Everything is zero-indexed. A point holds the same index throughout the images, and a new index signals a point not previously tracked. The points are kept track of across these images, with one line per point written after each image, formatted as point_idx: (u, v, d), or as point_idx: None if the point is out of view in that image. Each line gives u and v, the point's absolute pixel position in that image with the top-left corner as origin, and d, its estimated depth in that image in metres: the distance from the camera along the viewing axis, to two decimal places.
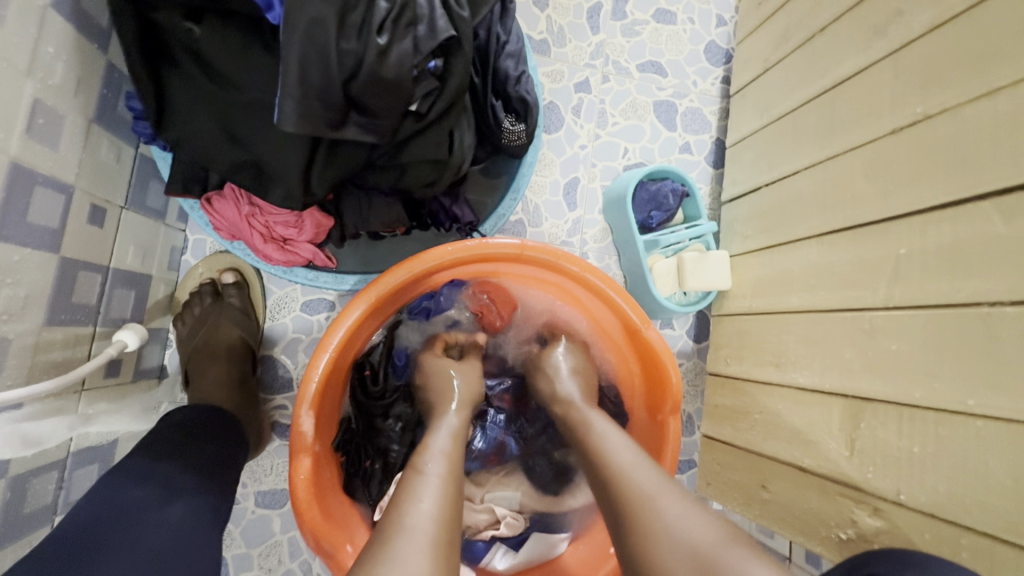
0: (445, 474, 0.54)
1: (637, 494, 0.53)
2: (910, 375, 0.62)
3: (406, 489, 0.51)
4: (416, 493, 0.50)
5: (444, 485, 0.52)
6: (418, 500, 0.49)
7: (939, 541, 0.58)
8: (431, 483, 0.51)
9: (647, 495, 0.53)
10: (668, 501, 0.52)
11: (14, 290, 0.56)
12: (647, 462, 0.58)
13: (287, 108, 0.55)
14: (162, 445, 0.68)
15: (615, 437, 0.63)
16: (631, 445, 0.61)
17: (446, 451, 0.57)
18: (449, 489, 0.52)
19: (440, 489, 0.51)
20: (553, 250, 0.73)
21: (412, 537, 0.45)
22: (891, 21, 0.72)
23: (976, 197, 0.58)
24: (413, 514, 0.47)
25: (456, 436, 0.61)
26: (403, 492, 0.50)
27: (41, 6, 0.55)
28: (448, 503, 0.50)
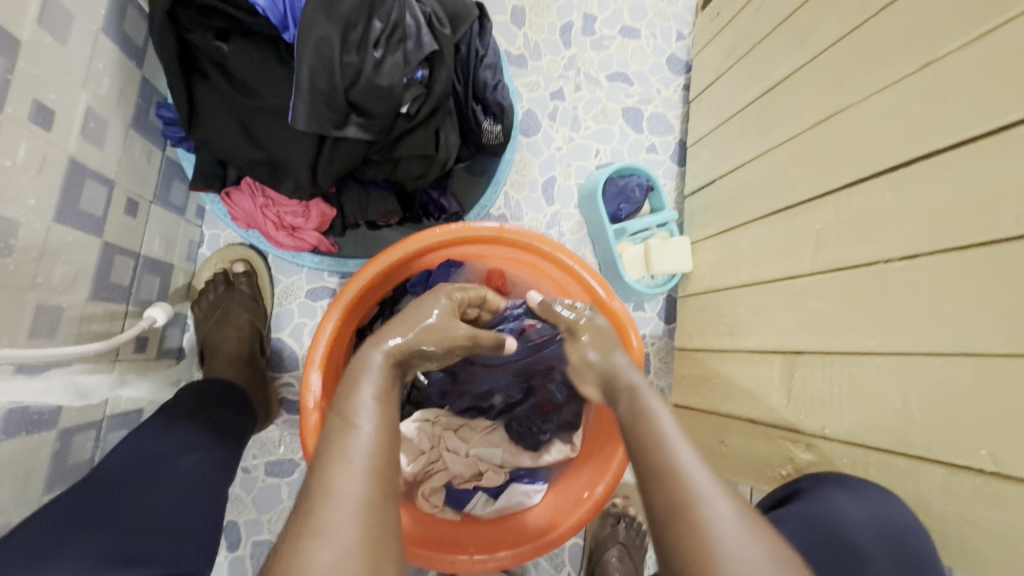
0: (381, 430, 0.51)
1: (684, 495, 0.45)
2: (831, 328, 0.73)
3: (340, 442, 0.49)
4: (347, 450, 0.47)
5: (378, 441, 0.49)
6: (347, 458, 0.47)
7: (855, 465, 0.69)
8: (364, 440, 0.48)
9: (693, 496, 0.45)
10: (715, 508, 0.44)
11: (67, 266, 0.67)
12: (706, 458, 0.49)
13: (300, 111, 0.66)
14: (180, 406, 0.78)
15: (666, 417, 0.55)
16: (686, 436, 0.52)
17: (381, 403, 0.53)
18: (385, 443, 0.49)
19: (374, 445, 0.48)
20: (526, 233, 0.84)
21: (340, 503, 0.43)
22: (810, 33, 0.84)
23: (872, 175, 0.70)
24: (344, 477, 0.45)
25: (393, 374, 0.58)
26: (334, 450, 0.48)
27: (94, 30, 0.66)
28: (383, 457, 0.48)
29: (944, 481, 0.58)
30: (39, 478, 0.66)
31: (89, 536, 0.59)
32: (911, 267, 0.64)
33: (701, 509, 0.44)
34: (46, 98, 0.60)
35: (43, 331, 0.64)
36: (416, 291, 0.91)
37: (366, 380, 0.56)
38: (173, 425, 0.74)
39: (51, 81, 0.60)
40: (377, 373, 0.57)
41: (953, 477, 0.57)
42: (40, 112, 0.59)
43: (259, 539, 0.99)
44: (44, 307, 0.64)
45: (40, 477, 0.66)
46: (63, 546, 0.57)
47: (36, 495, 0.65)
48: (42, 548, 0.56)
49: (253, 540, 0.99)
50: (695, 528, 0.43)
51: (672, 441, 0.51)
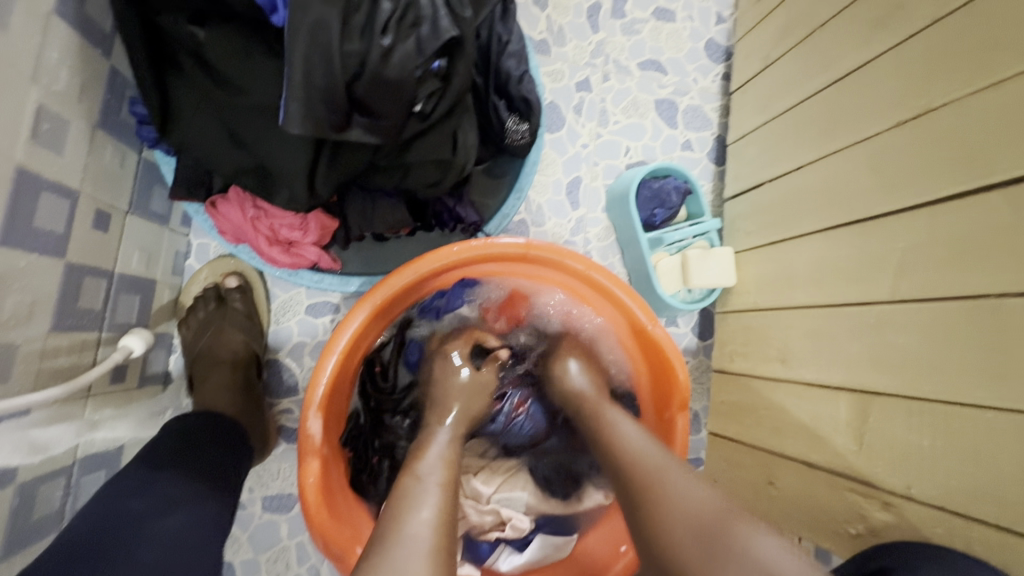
0: (443, 485, 0.52)
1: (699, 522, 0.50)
2: (919, 369, 0.62)
3: (407, 497, 0.50)
4: (415, 500, 0.49)
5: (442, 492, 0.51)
6: (418, 509, 0.48)
7: (949, 535, 0.58)
8: (431, 489, 0.51)
9: (714, 520, 0.50)
10: (741, 524, 0.49)
11: (20, 296, 0.56)
12: (694, 477, 0.56)
13: (292, 110, 0.55)
14: (163, 453, 0.67)
15: (654, 452, 0.60)
16: (674, 461, 0.58)
17: (444, 461, 0.56)
18: (445, 494, 0.51)
19: (439, 498, 0.50)
20: (555, 249, 0.73)
21: (414, 548, 0.44)
22: (892, 14, 0.72)
23: (981, 189, 0.58)
24: (414, 524, 0.46)
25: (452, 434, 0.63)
26: (399, 502, 0.49)
27: (45, 12, 0.55)
28: (447, 511, 0.49)
29: None
30: None
31: None
32: None
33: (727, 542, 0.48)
34: None
35: None
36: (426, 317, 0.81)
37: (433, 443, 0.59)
38: (155, 478, 0.64)
39: None
40: (442, 438, 0.61)
41: None
42: None
43: None
44: None
45: None
46: None
47: None
48: None
49: None
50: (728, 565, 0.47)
51: (661, 469, 0.57)
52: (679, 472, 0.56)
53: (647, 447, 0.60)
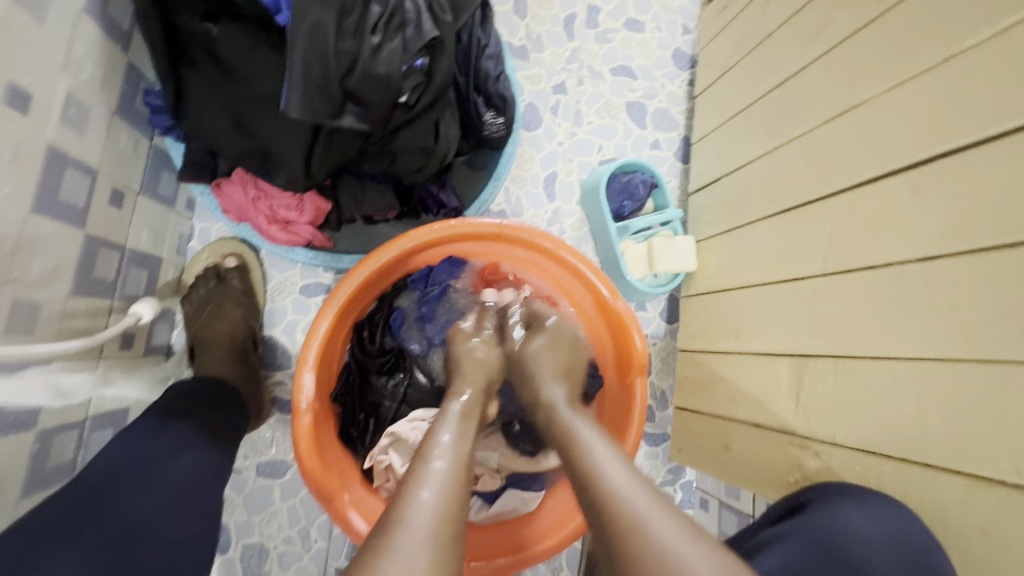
0: (450, 469, 0.53)
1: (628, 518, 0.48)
2: (841, 331, 0.71)
3: (413, 477, 0.51)
4: (418, 483, 0.50)
5: (449, 476, 0.52)
6: (420, 491, 0.49)
7: (865, 474, 0.66)
8: (437, 473, 0.51)
9: (636, 520, 0.47)
10: (663, 525, 0.47)
11: (46, 259, 0.63)
12: (636, 475, 0.53)
13: (293, 99, 0.63)
14: (171, 406, 0.74)
15: (603, 449, 0.57)
16: (620, 458, 0.56)
17: (454, 446, 0.56)
18: (455, 477, 0.52)
19: (444, 480, 0.50)
20: (527, 229, 0.81)
21: (412, 532, 0.45)
22: (822, 25, 0.82)
23: (888, 174, 0.68)
24: (414, 508, 0.47)
25: (467, 415, 0.63)
26: (407, 483, 0.50)
27: (75, 11, 0.63)
28: (455, 494, 0.50)
29: (962, 492, 0.56)
30: (15, 482, 0.62)
31: (72, 543, 0.55)
32: (929, 269, 0.61)
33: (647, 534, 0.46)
34: (22, 81, 0.57)
35: (19, 327, 0.61)
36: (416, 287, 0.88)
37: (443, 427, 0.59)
38: (165, 426, 0.71)
39: (27, 63, 0.57)
40: (451, 416, 0.61)
41: (972, 490, 0.55)
42: (15, 96, 0.56)
43: (249, 542, 0.97)
44: (21, 302, 0.60)
45: (17, 481, 0.62)
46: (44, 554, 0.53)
47: (13, 499, 0.62)
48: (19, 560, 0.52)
49: (243, 542, 0.97)
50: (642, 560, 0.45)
51: (605, 465, 0.54)
52: (621, 468, 0.54)
53: (596, 446, 0.58)
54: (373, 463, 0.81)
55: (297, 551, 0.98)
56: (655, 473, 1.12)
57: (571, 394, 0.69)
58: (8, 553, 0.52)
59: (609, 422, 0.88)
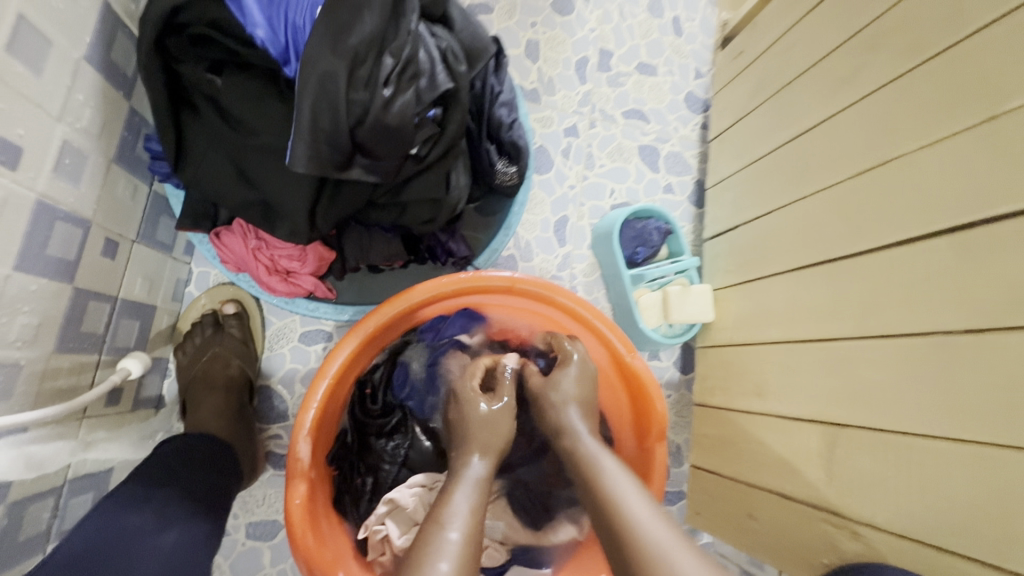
0: (466, 536, 0.51)
1: (649, 558, 0.47)
2: (881, 402, 0.66)
3: (426, 547, 0.49)
4: (436, 555, 0.48)
5: (463, 544, 0.50)
6: (437, 564, 0.47)
7: (911, 562, 0.60)
8: (453, 543, 0.49)
9: (656, 556, 0.47)
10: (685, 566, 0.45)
11: (29, 317, 0.59)
12: (662, 515, 0.53)
13: (299, 151, 0.60)
14: (161, 468, 0.69)
15: (623, 482, 0.57)
16: (643, 496, 0.55)
17: (468, 512, 0.54)
18: (471, 546, 0.50)
19: (462, 550, 0.49)
20: (541, 283, 0.77)
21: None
22: (849, 77, 0.79)
23: (928, 235, 0.64)
24: None
25: (472, 493, 0.57)
26: (422, 552, 0.49)
27: (75, 59, 0.60)
28: (467, 562, 0.48)
29: None
30: None
31: None
32: (980, 342, 0.56)
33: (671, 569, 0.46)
34: (13, 134, 0.53)
35: None
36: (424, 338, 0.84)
37: (459, 493, 0.57)
38: (151, 493, 0.65)
39: (18, 115, 0.54)
40: (468, 483, 0.58)
41: None
42: (4, 148, 0.52)
43: None
44: None
45: None
46: None
47: None
48: None
49: None
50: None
51: (626, 496, 0.55)
52: (642, 502, 0.54)
53: (619, 476, 0.58)
54: (367, 532, 0.74)
55: None
56: None
57: (592, 426, 0.69)
58: None
59: None
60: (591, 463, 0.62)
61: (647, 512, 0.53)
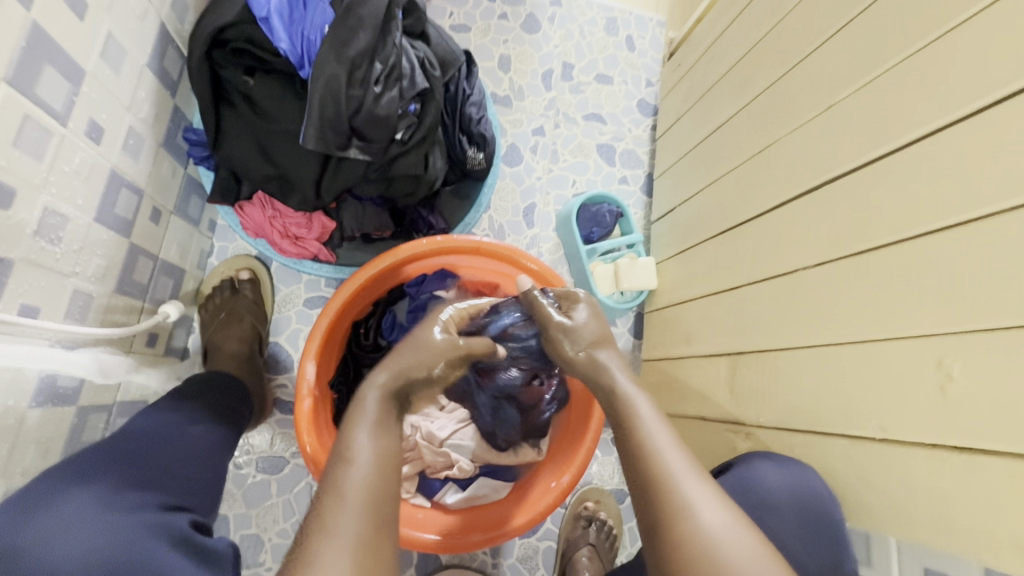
0: (373, 466, 0.56)
1: (664, 475, 0.57)
2: (765, 330, 0.84)
3: (334, 481, 0.55)
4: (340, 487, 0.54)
5: (370, 477, 0.55)
6: (343, 495, 0.53)
7: (784, 448, 0.78)
8: (358, 477, 0.55)
9: (673, 477, 0.56)
10: (694, 491, 0.55)
11: (101, 260, 0.77)
12: (677, 446, 0.60)
13: (310, 132, 0.78)
14: (194, 390, 0.86)
15: (648, 415, 0.64)
16: (663, 426, 0.62)
17: (382, 443, 0.59)
18: (376, 475, 0.56)
19: (368, 483, 0.54)
20: (497, 245, 0.94)
21: (337, 537, 0.50)
22: (747, 81, 0.99)
23: (792, 198, 0.80)
24: (339, 516, 0.51)
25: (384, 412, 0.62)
26: (330, 484, 0.54)
27: (140, 64, 0.79)
28: (378, 489, 0.55)
29: (852, 453, 0.67)
30: (57, 449, 0.73)
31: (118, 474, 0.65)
32: None
33: (681, 498, 0.54)
34: (100, 117, 0.72)
35: (76, 314, 0.73)
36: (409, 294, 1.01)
37: (360, 425, 0.60)
38: (183, 402, 0.82)
39: (104, 104, 0.72)
40: (371, 416, 0.62)
41: (857, 449, 0.66)
42: (94, 128, 0.71)
43: (246, 533, 1.05)
44: (79, 292, 0.73)
45: (59, 448, 0.73)
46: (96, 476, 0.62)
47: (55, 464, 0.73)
48: (82, 475, 0.62)
49: (241, 533, 1.05)
50: (671, 501, 0.54)
51: (650, 430, 0.62)
52: (666, 435, 0.61)
53: (631, 388, 0.68)
54: None
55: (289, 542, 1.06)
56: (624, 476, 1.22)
57: (617, 356, 0.73)
58: (77, 468, 0.62)
59: (573, 421, 0.97)
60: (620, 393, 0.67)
61: (669, 442, 0.60)
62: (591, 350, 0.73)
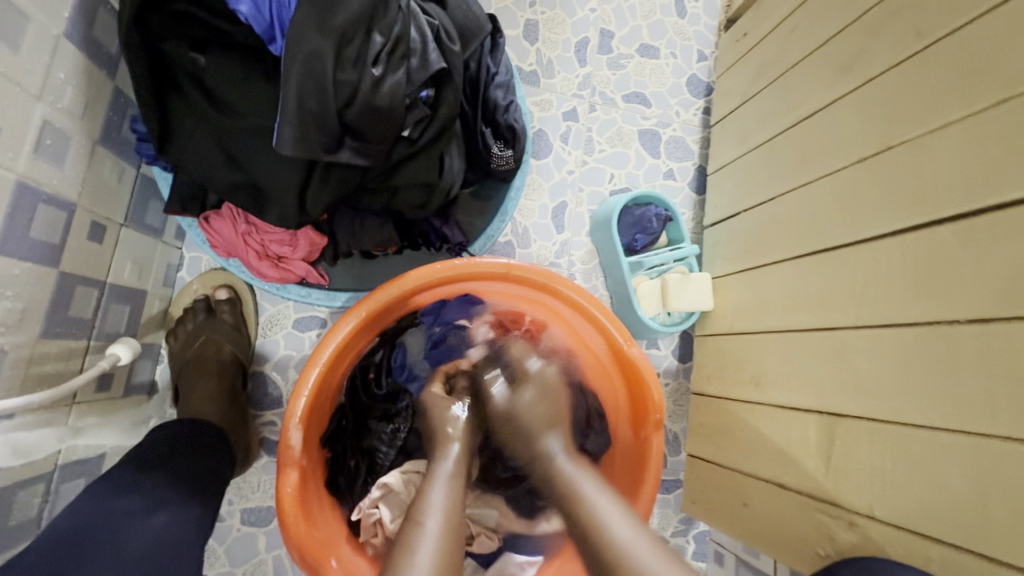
0: (442, 529, 0.56)
1: (626, 573, 0.52)
2: (881, 393, 0.64)
3: (405, 544, 0.54)
4: (414, 546, 0.53)
5: (438, 540, 0.54)
6: (415, 553, 0.52)
7: (907, 554, 0.59)
8: (429, 537, 0.54)
9: (635, 571, 0.51)
10: (661, 573, 0.50)
11: (12, 302, 0.58)
12: (633, 522, 0.57)
13: (285, 134, 0.58)
14: (153, 455, 0.69)
15: (604, 501, 0.60)
16: (625, 513, 0.59)
17: (445, 505, 0.59)
18: (446, 537, 0.55)
19: (438, 543, 0.54)
20: (537, 270, 0.75)
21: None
22: (855, 58, 0.76)
23: (935, 222, 0.62)
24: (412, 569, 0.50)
25: (453, 479, 0.64)
26: (400, 548, 0.53)
27: (53, 35, 0.58)
28: (445, 553, 0.53)
29: None
30: None
31: None
32: (985, 333, 0.55)
33: None
34: None
35: None
36: (426, 321, 0.84)
37: (435, 483, 0.62)
38: (140, 479, 0.64)
39: None
40: (444, 474, 0.64)
41: None
42: None
43: None
44: None
45: None
46: None
47: None
48: None
49: None
50: None
51: (597, 506, 0.59)
52: (612, 508, 0.60)
53: (579, 475, 0.65)
54: (361, 515, 0.74)
55: None
56: (666, 524, 1.06)
57: (566, 440, 0.71)
58: None
59: (618, 480, 0.81)
60: (570, 482, 0.64)
61: (617, 517, 0.58)
62: (542, 440, 0.70)
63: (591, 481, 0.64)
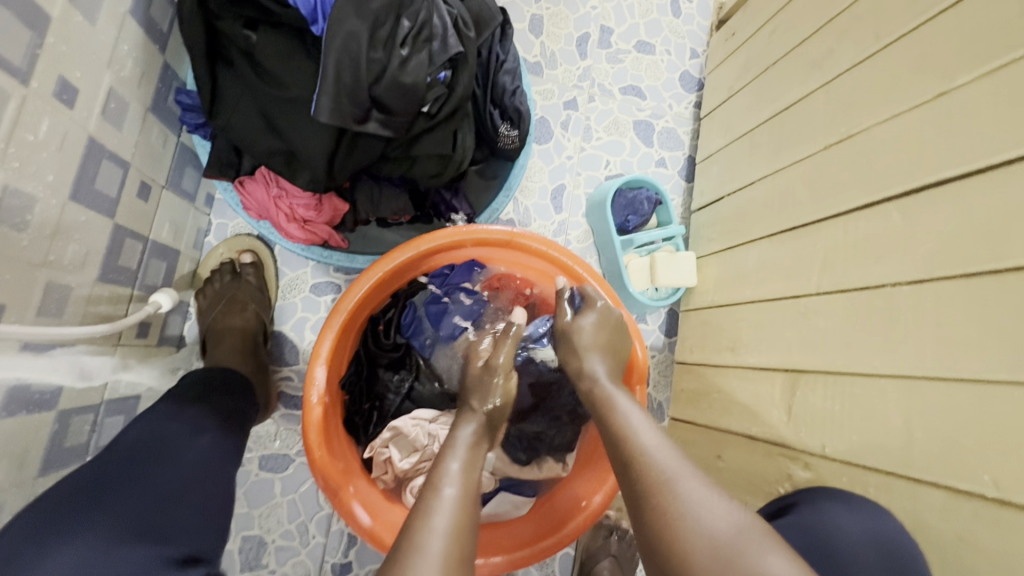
0: (461, 495, 0.53)
1: (657, 478, 0.53)
2: (834, 349, 0.73)
3: (425, 504, 0.52)
4: (431, 510, 0.51)
5: (459, 502, 0.52)
6: (432, 517, 0.50)
7: (851, 484, 0.68)
8: (449, 500, 0.52)
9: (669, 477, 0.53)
10: (689, 483, 0.52)
11: (78, 245, 0.66)
12: (666, 440, 0.58)
13: (324, 102, 0.66)
14: (190, 390, 0.76)
15: (637, 414, 0.63)
16: (653, 423, 0.62)
17: (465, 476, 0.56)
18: (465, 501, 0.53)
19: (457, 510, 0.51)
20: (536, 239, 0.84)
21: (425, 562, 0.46)
22: (826, 57, 0.85)
23: (882, 200, 0.70)
24: (427, 534, 0.48)
25: (475, 440, 0.63)
26: (419, 510, 0.51)
27: (122, 12, 0.66)
28: (464, 515, 0.51)
29: (944, 504, 0.57)
30: (34, 459, 0.64)
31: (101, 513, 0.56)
32: (918, 291, 0.63)
33: (676, 491, 0.51)
34: (71, 75, 0.60)
35: (50, 310, 0.63)
36: (433, 283, 0.92)
37: (453, 456, 0.58)
38: (183, 409, 0.72)
39: (77, 60, 0.60)
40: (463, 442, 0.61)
41: (952, 501, 0.57)
42: (64, 89, 0.59)
43: (248, 534, 0.99)
44: (53, 285, 0.63)
45: (36, 458, 0.64)
46: (77, 523, 0.54)
47: (31, 477, 0.64)
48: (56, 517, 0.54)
49: (243, 534, 0.98)
50: (670, 510, 0.50)
51: (636, 425, 0.61)
52: (651, 431, 0.60)
53: (616, 395, 0.68)
54: (373, 453, 0.83)
55: (294, 545, 0.99)
56: None
57: (609, 370, 0.71)
58: (62, 508, 0.55)
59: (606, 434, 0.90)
60: (608, 399, 0.67)
61: (657, 441, 0.58)
62: (586, 360, 0.72)
63: (624, 399, 0.66)
